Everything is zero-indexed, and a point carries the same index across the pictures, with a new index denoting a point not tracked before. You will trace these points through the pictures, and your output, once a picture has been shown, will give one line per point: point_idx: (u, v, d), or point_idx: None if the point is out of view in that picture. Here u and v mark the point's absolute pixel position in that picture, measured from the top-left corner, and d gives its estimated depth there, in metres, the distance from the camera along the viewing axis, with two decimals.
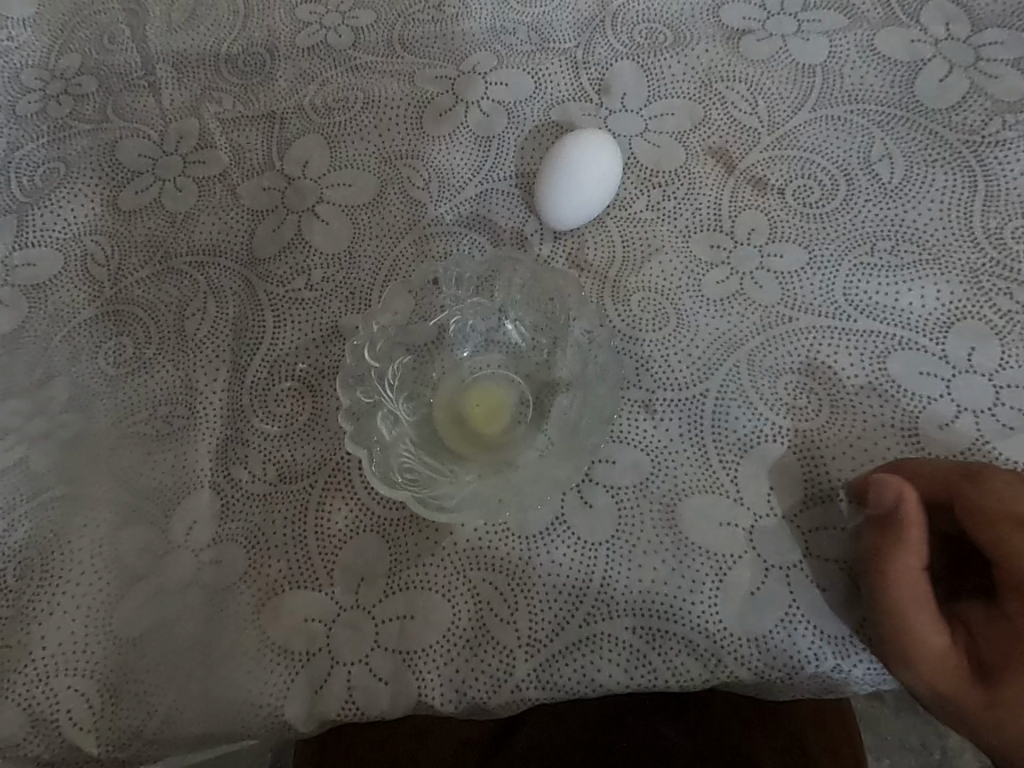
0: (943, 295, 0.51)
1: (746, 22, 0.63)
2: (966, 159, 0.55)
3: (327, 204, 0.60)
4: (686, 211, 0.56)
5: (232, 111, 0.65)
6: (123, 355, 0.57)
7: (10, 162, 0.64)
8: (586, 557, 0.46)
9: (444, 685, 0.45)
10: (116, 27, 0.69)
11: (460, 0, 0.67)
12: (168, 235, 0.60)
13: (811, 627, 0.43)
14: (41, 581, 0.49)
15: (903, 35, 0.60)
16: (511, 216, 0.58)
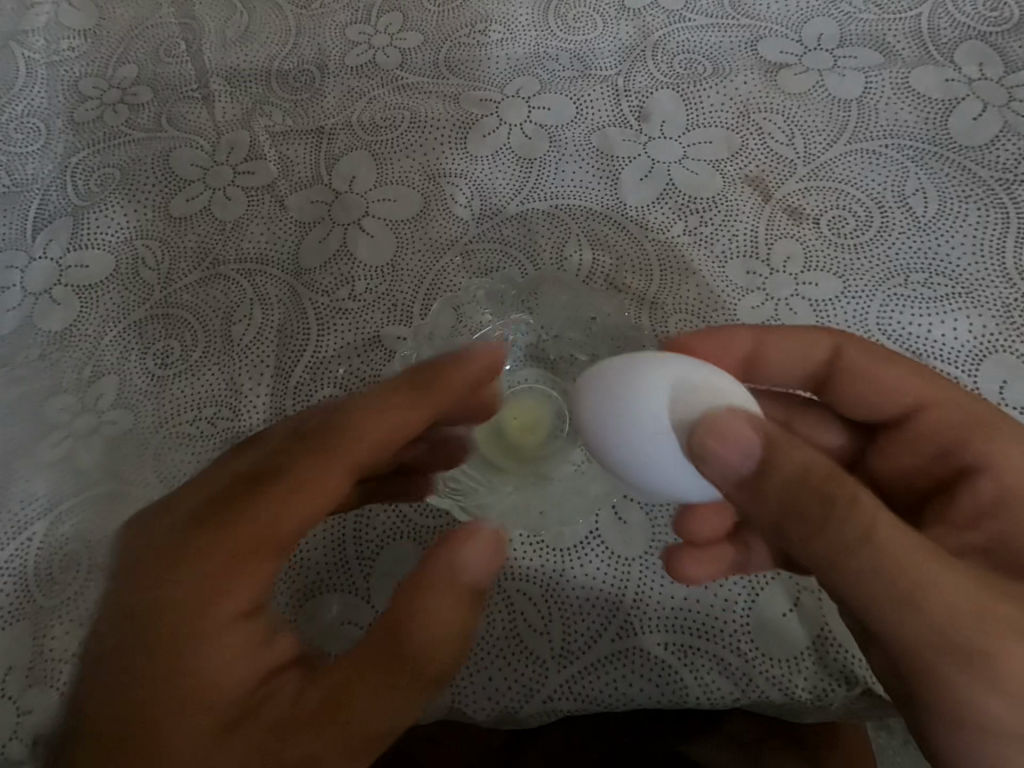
0: (974, 329, 0.53)
1: (784, 56, 0.65)
2: (1000, 197, 0.57)
3: (373, 218, 0.62)
4: (723, 236, 0.58)
5: (282, 125, 0.67)
6: (170, 357, 0.58)
7: (66, 167, 0.66)
8: (620, 572, 0.47)
9: (478, 693, 0.46)
10: (172, 41, 0.71)
11: (504, 27, 0.69)
12: (218, 242, 0.62)
13: (844, 651, 0.44)
14: (88, 573, 0.51)
15: (937, 74, 0.62)
16: (550, 237, 0.60)
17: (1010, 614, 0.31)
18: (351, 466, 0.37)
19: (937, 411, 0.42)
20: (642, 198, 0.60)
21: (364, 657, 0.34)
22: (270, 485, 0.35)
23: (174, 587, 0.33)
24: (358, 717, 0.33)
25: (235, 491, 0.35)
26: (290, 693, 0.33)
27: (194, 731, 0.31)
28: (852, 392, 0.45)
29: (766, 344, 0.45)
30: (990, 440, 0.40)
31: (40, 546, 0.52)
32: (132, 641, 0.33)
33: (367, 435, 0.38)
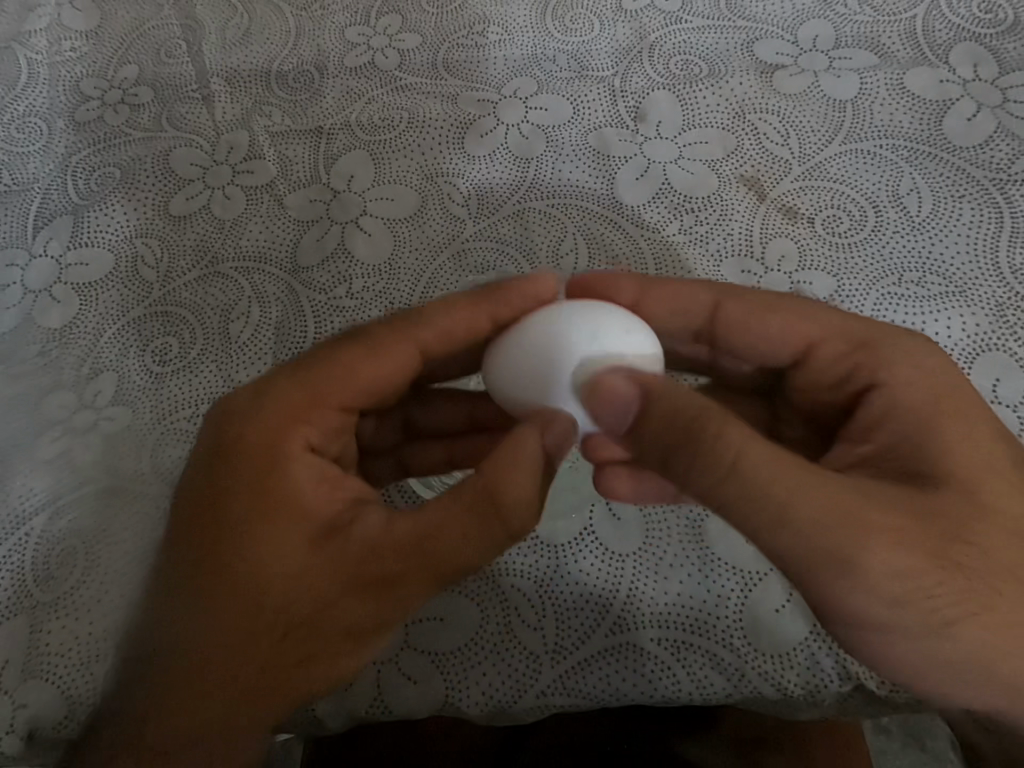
0: (968, 327, 0.53)
1: (779, 57, 0.65)
2: (993, 196, 0.57)
3: (370, 217, 0.63)
4: (718, 235, 0.58)
5: (282, 125, 0.67)
6: (168, 354, 0.59)
7: (67, 166, 0.67)
8: (614, 568, 0.47)
9: (472, 687, 0.46)
10: (173, 42, 0.72)
11: (502, 28, 0.69)
12: (217, 240, 0.63)
13: (835, 647, 0.45)
14: (85, 569, 0.52)
15: (931, 74, 0.62)
16: (546, 236, 0.60)
17: (857, 506, 0.36)
18: (415, 348, 0.46)
19: (827, 347, 0.45)
20: (638, 197, 0.61)
21: (426, 513, 0.40)
22: (342, 363, 0.44)
23: (261, 447, 0.42)
24: (438, 553, 0.40)
25: (321, 372, 0.44)
26: (366, 527, 0.41)
27: (292, 550, 0.40)
28: (743, 338, 0.47)
29: (650, 298, 0.47)
30: (879, 361, 0.43)
31: (38, 542, 0.53)
32: (239, 487, 0.41)
33: (435, 323, 0.46)
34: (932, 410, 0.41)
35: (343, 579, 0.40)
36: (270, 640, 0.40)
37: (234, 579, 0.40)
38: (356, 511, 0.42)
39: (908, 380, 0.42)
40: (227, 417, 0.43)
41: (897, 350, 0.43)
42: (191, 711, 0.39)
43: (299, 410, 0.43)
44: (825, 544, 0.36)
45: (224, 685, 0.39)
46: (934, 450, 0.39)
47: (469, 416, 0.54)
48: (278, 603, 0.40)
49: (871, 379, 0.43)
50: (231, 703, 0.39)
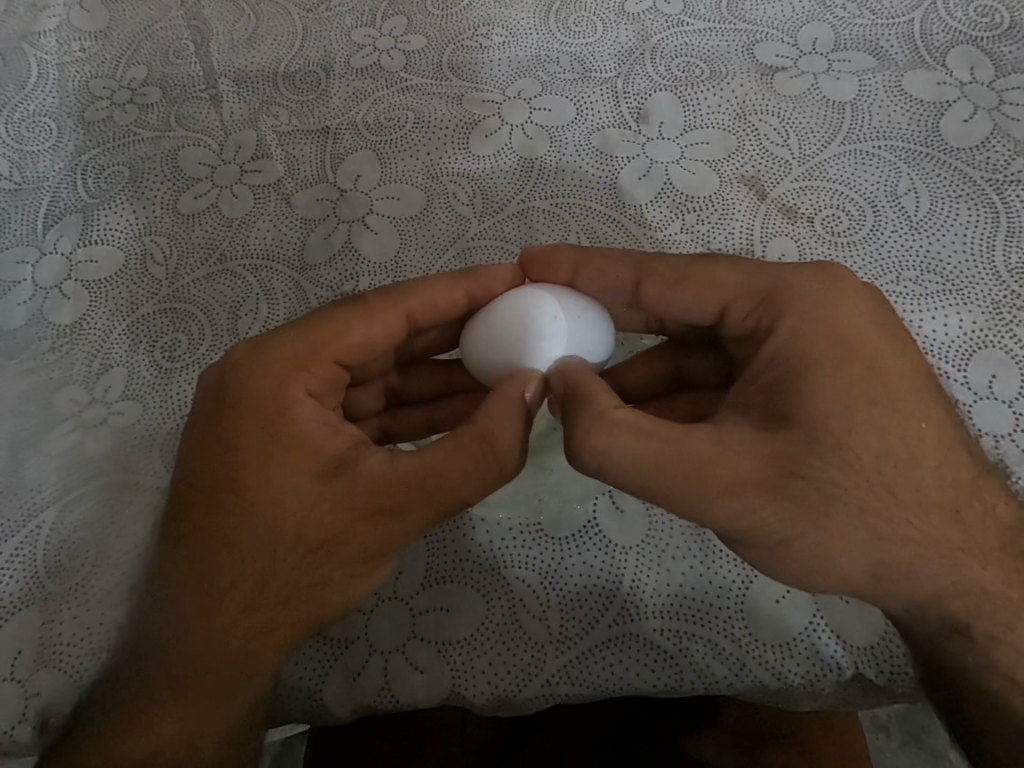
0: (965, 325, 0.54)
1: (780, 59, 0.66)
2: (990, 196, 0.58)
3: (377, 215, 0.64)
4: (719, 234, 0.60)
5: (289, 125, 0.68)
6: (177, 350, 0.60)
7: (77, 165, 0.68)
8: (617, 560, 0.48)
9: (478, 677, 0.47)
10: (181, 42, 0.73)
11: (507, 30, 0.70)
12: (225, 238, 0.64)
13: (833, 635, 0.46)
14: (96, 560, 0.52)
15: (929, 77, 0.64)
16: (550, 235, 0.61)
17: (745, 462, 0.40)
18: (404, 316, 0.48)
19: (735, 305, 0.46)
20: (641, 196, 0.62)
21: (430, 452, 0.43)
22: (336, 320, 0.46)
23: (268, 394, 0.44)
24: (442, 489, 0.42)
25: (317, 325, 0.46)
26: (371, 464, 0.43)
27: (302, 487, 0.43)
28: (668, 309, 0.48)
29: (580, 277, 0.48)
30: (783, 307, 0.44)
31: (49, 534, 0.54)
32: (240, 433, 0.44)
33: (422, 295, 0.48)
34: (824, 353, 0.42)
35: (351, 513, 0.43)
36: (287, 567, 0.44)
37: (251, 513, 0.43)
38: (360, 450, 0.45)
39: (809, 323, 0.43)
40: (229, 380, 0.45)
41: (802, 296, 0.44)
42: (223, 628, 0.43)
43: (297, 367, 0.45)
44: (734, 502, 0.41)
45: (251, 604, 0.44)
46: (834, 389, 0.41)
47: (447, 377, 0.54)
48: (292, 534, 0.43)
49: (769, 327, 0.44)
50: (257, 619, 0.44)
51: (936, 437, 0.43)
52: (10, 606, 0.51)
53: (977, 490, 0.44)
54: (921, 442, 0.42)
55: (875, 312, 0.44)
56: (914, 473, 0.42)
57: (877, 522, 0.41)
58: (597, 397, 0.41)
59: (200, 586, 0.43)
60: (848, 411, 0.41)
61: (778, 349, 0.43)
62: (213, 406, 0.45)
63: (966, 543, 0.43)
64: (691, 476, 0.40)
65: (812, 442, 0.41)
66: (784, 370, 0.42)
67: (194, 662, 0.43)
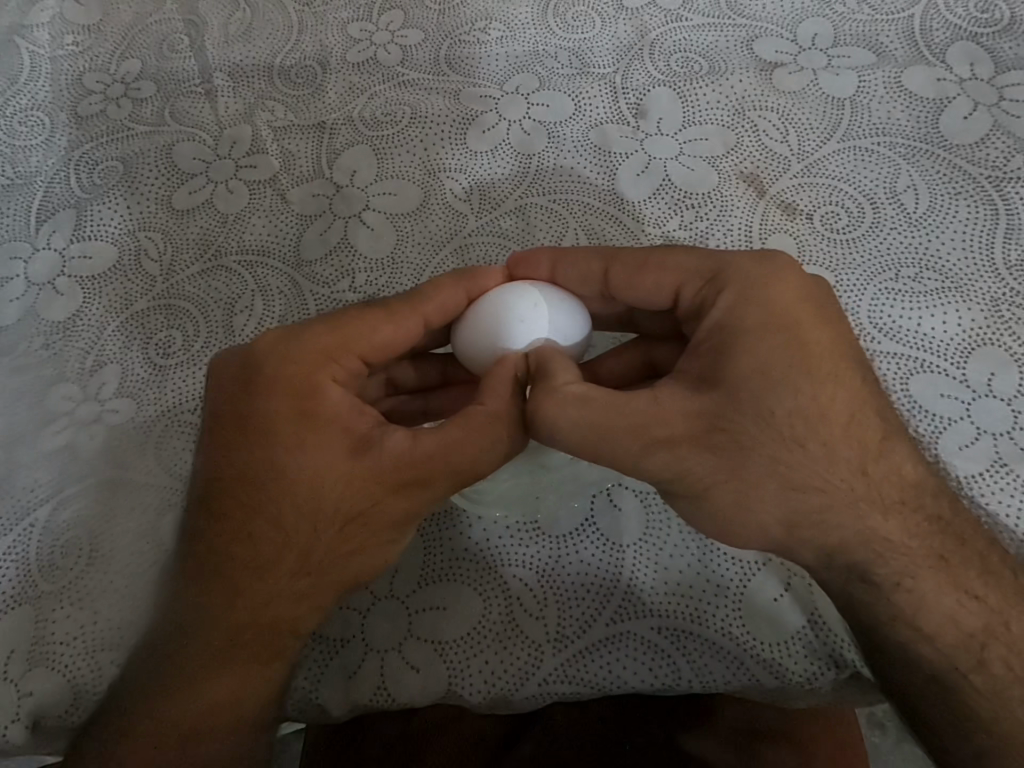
0: (964, 322, 0.54)
1: (779, 55, 0.66)
2: (989, 193, 0.58)
3: (373, 211, 0.63)
4: (718, 231, 0.59)
5: (284, 120, 0.68)
6: (172, 347, 0.59)
7: (70, 160, 0.67)
8: (614, 558, 0.48)
9: (475, 676, 0.47)
10: (175, 36, 0.72)
11: (505, 24, 0.70)
12: (221, 234, 0.63)
13: (830, 633, 0.46)
14: (88, 559, 0.52)
15: (930, 73, 0.63)
16: (547, 230, 0.61)
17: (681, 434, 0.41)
18: (422, 323, 0.46)
19: (684, 282, 0.45)
20: (639, 192, 0.61)
21: (449, 429, 0.42)
22: (359, 321, 0.45)
23: (297, 380, 0.43)
24: (465, 461, 0.43)
25: (343, 318, 0.45)
26: (394, 441, 0.43)
27: (331, 464, 0.43)
28: (651, 304, 0.47)
29: (558, 271, 0.48)
30: (724, 279, 0.44)
31: (41, 532, 0.53)
32: (262, 409, 0.43)
33: (435, 300, 0.46)
34: (763, 327, 0.42)
35: (381, 487, 0.43)
36: (325, 539, 0.44)
37: (287, 489, 0.43)
38: (384, 427, 0.44)
39: (744, 298, 0.43)
40: (251, 370, 0.44)
41: (741, 271, 0.43)
42: (271, 594, 0.43)
43: (325, 353, 0.44)
44: (661, 459, 0.41)
45: (298, 570, 0.44)
46: (762, 353, 0.41)
47: (442, 371, 0.54)
48: (329, 510, 0.43)
49: (710, 307, 0.44)
50: (308, 584, 0.44)
51: (850, 400, 0.42)
52: (4, 605, 0.51)
53: (890, 452, 0.43)
54: (836, 404, 0.42)
55: (810, 287, 0.44)
56: (828, 436, 0.42)
57: (791, 477, 0.41)
58: (552, 372, 0.42)
59: (247, 560, 0.43)
60: (771, 373, 0.41)
61: (716, 320, 0.43)
62: (239, 385, 0.44)
63: (888, 499, 0.42)
64: (616, 437, 0.41)
65: (740, 402, 0.41)
66: (718, 340, 0.42)
67: (253, 623, 0.43)
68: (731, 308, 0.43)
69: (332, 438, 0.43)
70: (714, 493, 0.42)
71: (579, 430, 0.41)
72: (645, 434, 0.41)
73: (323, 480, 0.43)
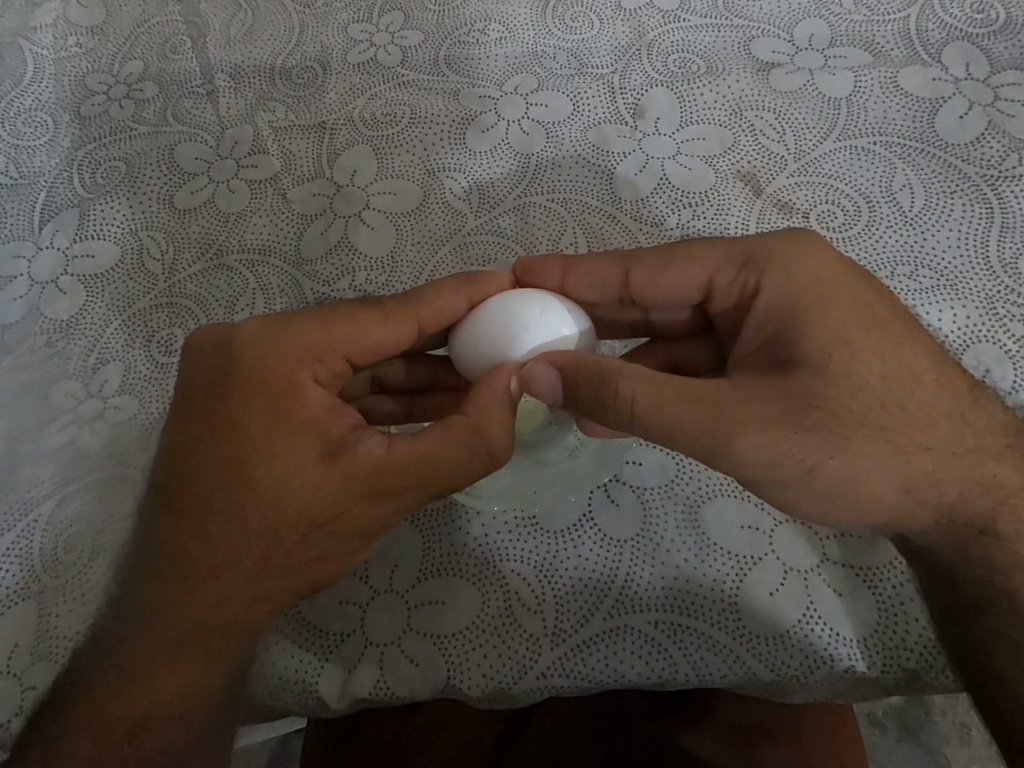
0: (959, 319, 0.54)
1: (775, 55, 0.66)
2: (984, 192, 0.58)
3: (373, 210, 0.64)
4: (715, 229, 0.60)
5: (285, 121, 0.68)
6: (173, 345, 0.60)
7: (73, 160, 0.68)
8: (612, 553, 0.49)
9: (473, 670, 0.47)
10: (177, 38, 0.73)
11: (504, 26, 0.70)
12: (222, 233, 0.64)
13: (826, 626, 0.46)
14: (91, 554, 0.53)
15: (925, 73, 0.64)
16: (546, 229, 0.61)
17: (767, 411, 0.41)
18: (416, 326, 0.47)
19: (716, 270, 0.46)
20: (637, 192, 0.62)
21: (425, 439, 0.43)
22: (353, 320, 0.46)
23: (282, 376, 0.44)
24: (430, 473, 0.43)
25: (335, 317, 0.46)
26: (367, 448, 0.43)
27: (303, 468, 0.43)
28: (663, 296, 0.48)
29: (569, 277, 0.49)
30: (760, 263, 0.45)
31: (44, 527, 0.54)
32: (242, 400, 0.44)
33: (432, 304, 0.47)
34: (810, 300, 0.43)
35: (351, 496, 0.43)
36: (291, 544, 0.43)
37: (258, 488, 0.43)
38: (359, 433, 0.44)
39: (789, 275, 0.44)
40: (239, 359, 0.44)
41: (774, 251, 0.45)
42: (226, 592, 0.43)
43: (313, 352, 0.45)
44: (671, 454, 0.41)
45: (256, 571, 0.43)
46: (824, 332, 0.42)
47: (433, 373, 0.54)
48: (297, 516, 0.43)
49: (756, 285, 0.45)
50: (264, 586, 0.44)
51: (925, 355, 0.44)
52: (6, 600, 0.51)
53: (976, 401, 0.45)
54: (916, 363, 0.43)
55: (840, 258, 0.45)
56: (918, 395, 0.43)
57: (899, 443, 0.42)
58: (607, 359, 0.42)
59: (228, 554, 0.43)
60: (847, 346, 0.42)
61: (768, 302, 0.44)
62: (223, 372, 0.44)
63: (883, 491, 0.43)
64: (713, 414, 0.41)
65: (824, 380, 0.41)
66: (779, 320, 0.43)
67: (207, 615, 0.43)
68: (776, 278, 0.44)
69: (307, 441, 0.43)
70: None
71: (665, 409, 0.41)
72: (737, 413, 0.40)
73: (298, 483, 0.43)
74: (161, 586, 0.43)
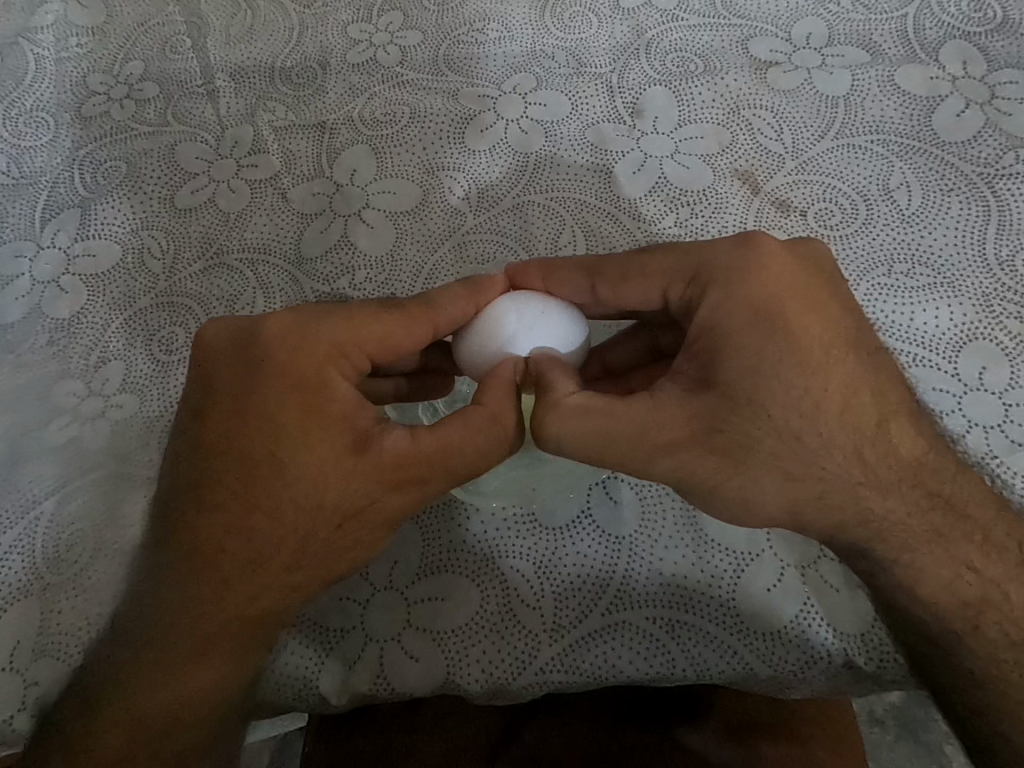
0: (956, 317, 0.54)
1: (773, 54, 0.66)
2: (981, 190, 0.59)
3: (373, 210, 0.64)
4: (713, 227, 0.60)
5: (285, 121, 0.68)
6: (174, 344, 0.60)
7: (74, 159, 0.68)
8: (610, 550, 0.49)
9: (473, 666, 0.47)
10: (177, 38, 0.73)
11: (502, 25, 0.71)
12: (222, 233, 0.64)
13: (822, 622, 0.47)
14: (93, 551, 0.53)
15: (923, 71, 0.64)
16: (544, 228, 0.62)
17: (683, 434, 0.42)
18: (431, 330, 0.46)
19: (669, 285, 0.45)
20: (635, 190, 0.62)
21: (448, 429, 0.43)
22: (376, 321, 0.45)
23: (307, 371, 0.43)
24: (459, 462, 0.43)
25: (357, 312, 0.45)
26: (394, 439, 0.43)
27: (328, 461, 0.43)
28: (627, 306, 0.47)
29: (552, 282, 0.48)
30: (706, 279, 0.43)
31: (47, 525, 0.54)
32: (264, 395, 0.44)
33: (448, 311, 0.46)
34: (745, 324, 0.42)
35: (377, 485, 0.43)
36: (324, 534, 0.44)
37: (288, 483, 0.43)
38: (383, 426, 0.44)
39: (728, 294, 0.43)
40: (253, 354, 0.44)
41: (723, 266, 0.43)
42: (262, 584, 0.44)
43: (335, 348, 0.44)
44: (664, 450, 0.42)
45: (290, 562, 0.44)
46: (747, 359, 0.42)
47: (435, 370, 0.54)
48: (331, 505, 0.43)
49: (696, 304, 0.44)
50: (299, 577, 0.45)
51: (842, 387, 0.43)
52: (10, 597, 0.52)
53: (884, 434, 0.44)
54: (827, 393, 0.42)
55: (792, 276, 0.43)
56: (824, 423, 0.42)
57: (792, 469, 0.42)
58: (552, 380, 0.43)
59: (231, 551, 0.44)
60: (761, 371, 0.42)
61: (701, 321, 0.43)
62: (242, 369, 0.44)
63: (877, 485, 0.43)
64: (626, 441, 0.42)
65: (730, 402, 0.41)
66: (705, 342, 0.42)
67: (244, 610, 0.44)
68: (714, 302, 0.43)
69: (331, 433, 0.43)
70: (705, 483, 0.43)
71: (586, 435, 0.42)
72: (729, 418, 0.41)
73: (321, 476, 0.43)
74: (182, 585, 0.44)
